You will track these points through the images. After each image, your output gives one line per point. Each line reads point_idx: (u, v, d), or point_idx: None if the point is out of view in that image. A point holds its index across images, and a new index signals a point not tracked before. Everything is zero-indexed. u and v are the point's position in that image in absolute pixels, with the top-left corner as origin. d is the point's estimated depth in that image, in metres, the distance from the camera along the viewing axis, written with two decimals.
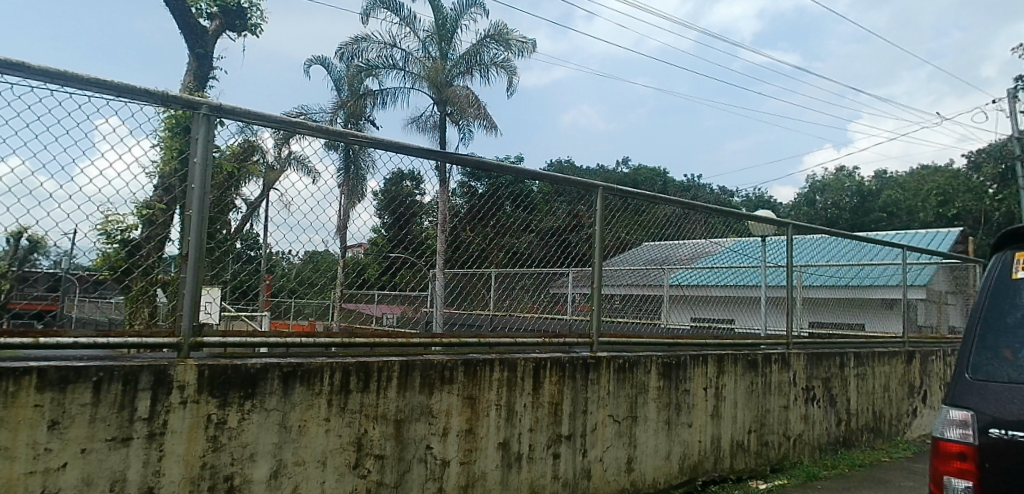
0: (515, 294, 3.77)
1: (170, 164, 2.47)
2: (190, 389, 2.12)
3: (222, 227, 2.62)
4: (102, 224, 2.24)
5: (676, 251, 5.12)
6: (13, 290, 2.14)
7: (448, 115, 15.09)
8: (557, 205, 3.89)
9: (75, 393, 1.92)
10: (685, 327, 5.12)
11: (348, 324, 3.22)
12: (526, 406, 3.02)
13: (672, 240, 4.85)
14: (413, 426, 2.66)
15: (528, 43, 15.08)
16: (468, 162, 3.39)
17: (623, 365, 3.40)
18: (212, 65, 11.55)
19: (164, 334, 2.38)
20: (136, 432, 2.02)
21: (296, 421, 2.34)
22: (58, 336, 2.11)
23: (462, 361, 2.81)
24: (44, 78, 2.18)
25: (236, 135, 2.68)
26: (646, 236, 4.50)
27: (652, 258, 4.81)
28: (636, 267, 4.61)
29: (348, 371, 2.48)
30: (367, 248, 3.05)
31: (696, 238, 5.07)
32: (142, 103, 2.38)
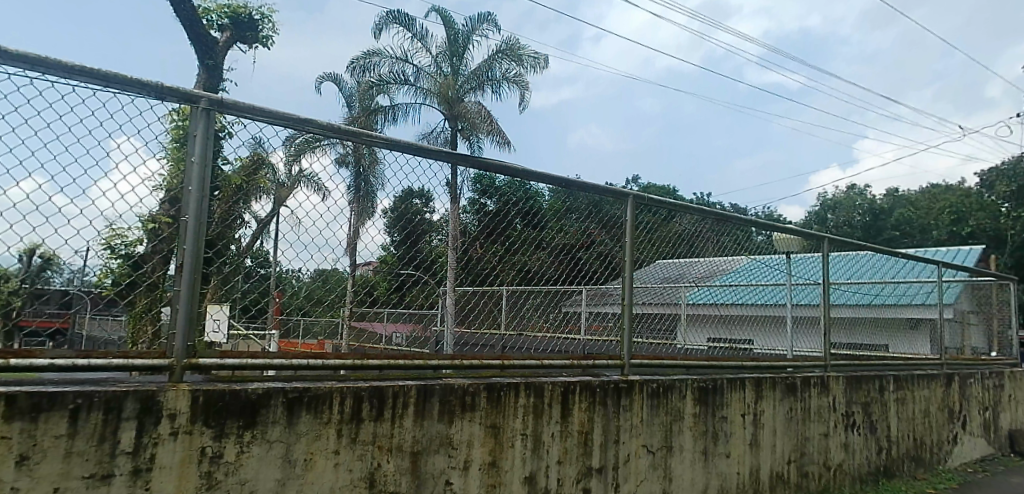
0: (523, 314, 3.61)
1: (177, 173, 2.27)
2: (183, 419, 1.87)
3: (232, 244, 2.44)
4: (107, 237, 2.04)
5: (690, 270, 4.68)
6: (26, 308, 1.95)
7: (458, 130, 14.95)
8: (570, 221, 3.57)
9: (49, 424, 1.67)
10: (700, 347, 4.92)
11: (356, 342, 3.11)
12: (554, 436, 2.74)
13: (684, 259, 4.44)
14: (431, 458, 2.39)
15: (540, 59, 15.00)
16: (479, 176, 3.18)
17: (657, 389, 3.14)
18: (219, 76, 11.43)
19: (155, 355, 2.10)
20: (118, 468, 1.76)
21: (301, 454, 2.08)
22: (32, 356, 1.86)
23: (485, 385, 2.55)
24: (22, 64, 1.91)
25: (244, 146, 2.42)
26: (656, 255, 4.18)
27: (665, 276, 4.51)
28: (650, 284, 4.29)
29: (360, 397, 2.22)
30: (376, 266, 2.76)
31: (709, 257, 4.60)
32: (134, 95, 2.14)
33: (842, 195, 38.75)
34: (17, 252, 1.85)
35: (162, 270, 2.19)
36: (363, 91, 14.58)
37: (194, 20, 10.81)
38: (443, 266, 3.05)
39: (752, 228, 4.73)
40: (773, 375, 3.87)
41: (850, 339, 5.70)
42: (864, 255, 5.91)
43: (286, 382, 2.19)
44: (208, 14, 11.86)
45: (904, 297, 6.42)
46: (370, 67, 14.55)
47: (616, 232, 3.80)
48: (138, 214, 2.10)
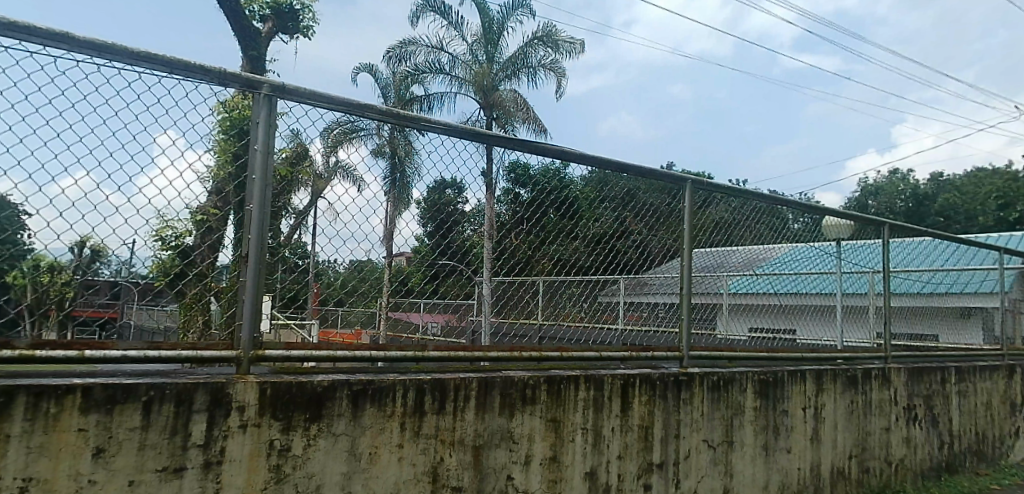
0: (559, 302, 3.54)
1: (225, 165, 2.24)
2: (251, 411, 1.85)
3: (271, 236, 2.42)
4: (159, 229, 2.06)
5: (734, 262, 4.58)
6: (77, 298, 1.96)
7: (495, 120, 14.88)
8: (604, 210, 3.49)
9: (123, 416, 1.66)
10: (742, 337, 4.73)
11: (394, 334, 3.18)
12: (614, 430, 2.68)
13: (721, 247, 4.25)
14: (493, 453, 2.34)
15: (578, 44, 14.86)
16: (514, 164, 3.12)
17: (717, 382, 3.06)
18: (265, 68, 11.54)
19: (222, 347, 2.09)
20: (190, 461, 1.75)
21: (366, 448, 2.05)
22: (106, 348, 1.85)
23: (546, 378, 2.49)
24: (90, 51, 1.90)
25: (285, 138, 2.42)
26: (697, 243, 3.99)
27: (705, 267, 4.23)
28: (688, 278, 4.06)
29: (423, 389, 2.18)
30: (410, 257, 2.75)
31: (748, 245, 4.42)
32: (196, 82, 2.14)
33: (884, 181, 37.68)
34: (72, 245, 1.85)
35: (211, 258, 2.22)
36: (400, 81, 14.59)
37: (238, 11, 10.91)
38: (478, 256, 3.01)
39: (789, 213, 4.52)
40: (833, 367, 3.74)
41: (908, 330, 5.52)
42: (926, 242, 5.73)
43: (348, 374, 2.17)
44: (252, 4, 11.95)
45: (968, 285, 6.21)
46: (407, 57, 14.56)
47: (659, 221, 3.72)
48: (189, 206, 2.12)
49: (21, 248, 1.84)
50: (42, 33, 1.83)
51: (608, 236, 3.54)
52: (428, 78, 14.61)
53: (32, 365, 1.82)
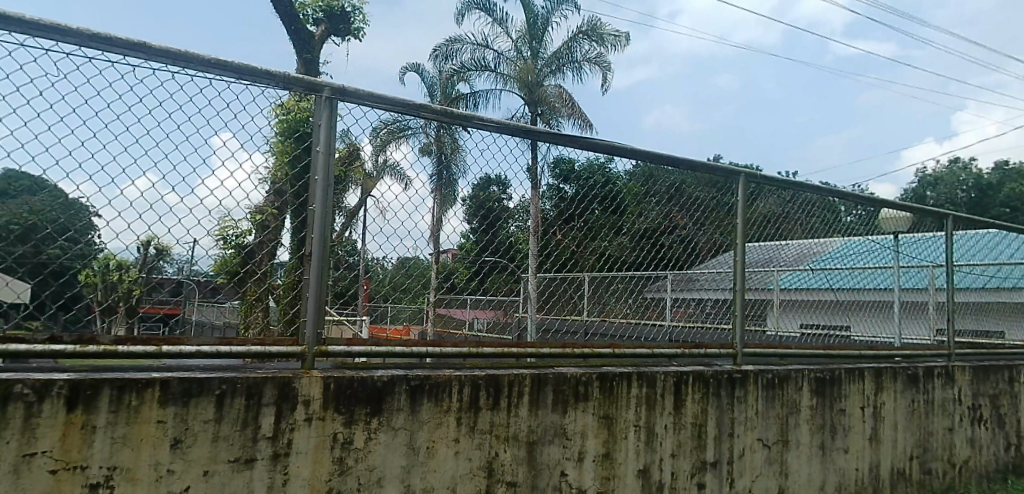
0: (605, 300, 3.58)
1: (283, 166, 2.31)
2: (316, 405, 1.92)
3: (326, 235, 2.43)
4: (220, 229, 2.13)
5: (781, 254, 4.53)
6: (144, 295, 2.16)
7: (540, 115, 14.87)
8: (651, 205, 3.43)
9: (198, 409, 1.75)
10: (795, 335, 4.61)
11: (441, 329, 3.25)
12: (667, 428, 2.67)
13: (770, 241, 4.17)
14: (546, 449, 2.36)
15: (623, 37, 14.72)
16: (559, 159, 3.10)
17: (772, 380, 3.01)
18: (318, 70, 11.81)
19: (287, 342, 2.18)
20: (260, 453, 1.83)
21: (424, 442, 2.10)
22: (181, 344, 1.95)
23: (598, 375, 2.50)
24: (164, 59, 2.01)
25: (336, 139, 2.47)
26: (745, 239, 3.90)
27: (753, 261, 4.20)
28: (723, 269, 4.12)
29: (477, 385, 2.22)
30: (456, 254, 2.78)
31: (797, 239, 4.33)
32: (263, 86, 2.23)
33: (944, 171, 36.08)
34: (136, 244, 1.95)
35: (269, 256, 2.29)
36: (446, 80, 14.71)
37: (293, 16, 11.18)
38: (522, 252, 3.02)
39: (844, 206, 4.29)
40: (893, 365, 3.62)
41: (973, 327, 5.30)
42: (988, 235, 5.51)
43: (405, 369, 2.23)
44: (305, 9, 12.28)
45: None
46: (453, 55, 14.68)
47: (706, 216, 3.65)
48: (248, 206, 2.20)
49: (91, 247, 1.95)
50: (122, 44, 1.93)
51: (651, 231, 3.47)
52: (474, 76, 14.70)
53: (113, 359, 1.93)
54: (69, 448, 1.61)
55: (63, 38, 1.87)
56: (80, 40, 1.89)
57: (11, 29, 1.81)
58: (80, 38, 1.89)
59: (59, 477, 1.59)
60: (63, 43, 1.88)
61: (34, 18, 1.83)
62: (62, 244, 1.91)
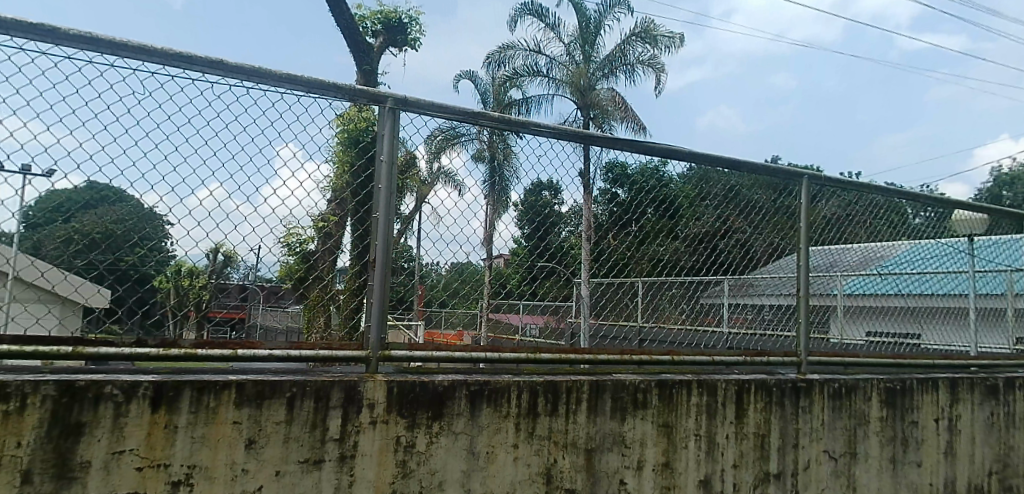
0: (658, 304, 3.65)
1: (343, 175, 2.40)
2: (380, 408, 1.97)
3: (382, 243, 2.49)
4: (285, 237, 2.22)
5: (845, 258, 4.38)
6: (212, 300, 2.21)
7: (592, 119, 14.81)
8: (705, 208, 3.37)
9: (271, 410, 1.82)
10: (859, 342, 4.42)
11: (494, 334, 3.29)
12: (729, 438, 2.61)
13: (833, 245, 4.01)
14: (605, 457, 2.35)
15: (677, 38, 14.52)
16: (612, 164, 3.08)
17: (839, 390, 2.90)
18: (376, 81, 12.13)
19: (353, 347, 2.25)
20: (328, 454, 1.89)
21: (484, 447, 2.12)
22: (255, 348, 2.04)
23: (657, 382, 2.47)
24: (240, 75, 2.11)
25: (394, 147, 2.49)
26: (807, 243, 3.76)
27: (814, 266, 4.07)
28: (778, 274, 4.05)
29: (536, 391, 2.23)
30: (509, 259, 2.81)
31: (860, 242, 4.19)
32: (330, 98, 2.32)
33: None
34: (208, 252, 2.07)
35: (330, 261, 2.39)
36: (499, 87, 14.85)
37: (353, 29, 11.49)
38: (575, 257, 3.04)
39: (911, 209, 4.12)
40: (970, 375, 3.43)
41: None
42: None
43: (466, 374, 2.26)
44: (365, 22, 12.66)
45: None
46: (506, 61, 14.80)
47: (763, 218, 3.55)
48: (311, 214, 2.28)
49: (167, 254, 2.05)
50: (201, 62, 2.05)
51: (709, 236, 3.40)
52: (526, 82, 14.79)
53: (192, 362, 2.03)
54: (154, 446, 1.70)
55: (148, 57, 2.00)
56: (164, 59, 2.01)
57: (102, 51, 1.95)
58: (164, 57, 2.01)
59: (145, 473, 1.69)
60: (148, 62, 2.00)
61: (123, 40, 1.96)
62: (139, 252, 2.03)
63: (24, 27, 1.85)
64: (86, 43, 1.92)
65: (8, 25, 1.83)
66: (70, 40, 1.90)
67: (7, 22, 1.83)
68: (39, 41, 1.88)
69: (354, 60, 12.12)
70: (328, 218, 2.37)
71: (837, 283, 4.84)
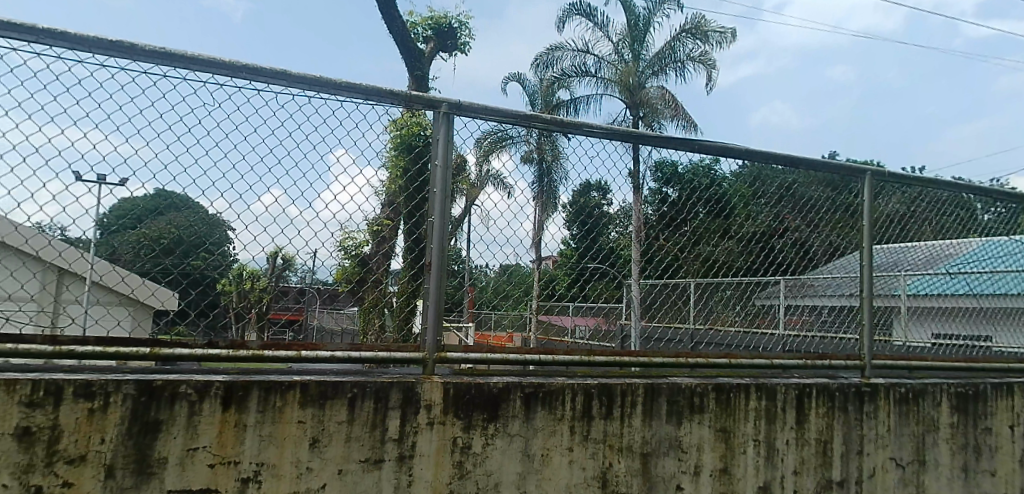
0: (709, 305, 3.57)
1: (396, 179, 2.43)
2: (437, 410, 2.00)
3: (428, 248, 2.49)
4: (341, 239, 2.28)
5: (906, 255, 4.24)
6: (273, 303, 2.23)
7: (641, 118, 14.63)
8: (757, 206, 3.26)
9: (333, 411, 1.88)
10: (923, 345, 4.20)
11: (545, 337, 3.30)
12: (789, 444, 2.54)
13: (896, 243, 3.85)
14: (661, 461, 2.32)
15: (729, 33, 14.22)
16: (661, 163, 3.02)
17: (906, 395, 2.78)
18: (428, 86, 12.31)
19: (410, 349, 2.29)
20: (387, 454, 1.93)
21: (539, 450, 2.13)
22: (317, 350, 2.11)
23: (714, 386, 2.42)
24: (302, 85, 2.19)
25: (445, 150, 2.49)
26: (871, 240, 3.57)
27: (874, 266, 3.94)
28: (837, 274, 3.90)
29: (590, 394, 2.23)
30: (558, 261, 2.81)
31: (924, 240, 4.02)
32: (387, 105, 2.38)
33: None
34: (267, 255, 2.11)
35: (383, 265, 2.42)
36: (547, 88, 14.84)
37: (405, 35, 11.69)
38: (624, 257, 3.00)
39: (982, 204, 3.93)
40: None
41: None
42: None
43: (520, 376, 2.27)
44: (416, 28, 12.86)
45: None
46: (554, 63, 14.77)
47: (821, 217, 3.41)
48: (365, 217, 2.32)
49: (227, 259, 2.11)
50: (266, 73, 2.13)
51: (763, 234, 3.29)
52: (574, 82, 14.74)
53: (258, 363, 2.11)
54: (225, 444, 1.78)
55: (217, 70, 2.08)
56: (231, 71, 2.10)
57: (174, 65, 2.04)
58: (232, 69, 2.10)
59: (217, 470, 1.77)
60: (217, 74, 2.09)
61: (194, 54, 2.05)
62: (206, 257, 2.12)
63: (105, 44, 1.96)
64: (160, 58, 2.02)
65: (90, 43, 1.95)
66: (146, 55, 2.00)
67: (90, 40, 1.94)
68: (119, 58, 1.99)
69: (406, 66, 12.32)
70: (383, 222, 2.42)
71: (900, 282, 4.65)
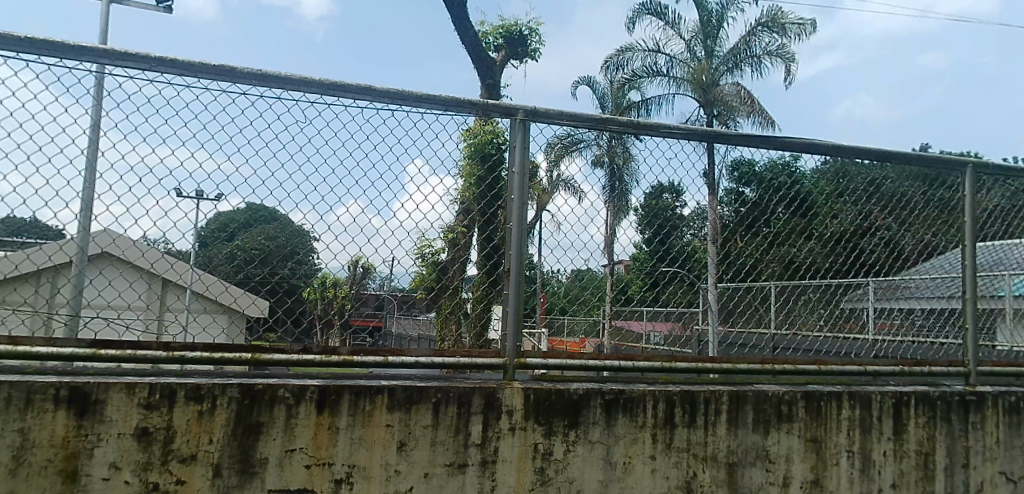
0: (795, 312, 3.37)
1: (470, 187, 2.46)
2: (518, 415, 2.02)
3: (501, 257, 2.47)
4: (417, 248, 2.34)
5: (1013, 253, 3.93)
6: (353, 310, 2.32)
7: (715, 117, 14.23)
8: (843, 204, 3.09)
9: (419, 415, 1.93)
10: None
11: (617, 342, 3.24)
12: (886, 455, 2.40)
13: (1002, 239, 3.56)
14: (748, 472, 2.25)
15: (808, 25, 13.66)
16: (738, 162, 2.91)
17: (1018, 404, 2.57)
18: (500, 94, 12.46)
19: (491, 355, 2.32)
20: (471, 459, 1.97)
21: (621, 458, 2.11)
22: (403, 355, 2.18)
23: (803, 394, 2.32)
24: (385, 99, 2.26)
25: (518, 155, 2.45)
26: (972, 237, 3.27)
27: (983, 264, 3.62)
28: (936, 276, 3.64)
29: (673, 401, 2.18)
30: (629, 264, 2.77)
31: None
32: (465, 115, 2.43)
33: None
34: (348, 263, 2.20)
35: (458, 271, 2.47)
36: (618, 90, 14.71)
37: (477, 45, 11.87)
38: (701, 262, 2.91)
39: None
40: None
41: None
42: None
43: (601, 382, 2.26)
44: (487, 37, 13.05)
45: None
46: (625, 63, 14.61)
47: (911, 214, 3.21)
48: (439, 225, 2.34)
49: (313, 268, 2.21)
50: (353, 89, 2.22)
51: (846, 234, 3.11)
52: (646, 82, 14.55)
53: (346, 369, 2.20)
54: (320, 446, 1.86)
55: (308, 88, 2.19)
56: (321, 89, 2.20)
57: (270, 85, 2.16)
58: (321, 87, 2.20)
59: (312, 471, 1.85)
60: (308, 92, 2.19)
61: (286, 74, 2.17)
62: (294, 266, 2.22)
63: (209, 69, 2.10)
64: (256, 79, 2.14)
65: (196, 69, 2.09)
66: (245, 78, 2.13)
67: (195, 66, 2.09)
68: (220, 81, 2.12)
69: (478, 75, 12.51)
70: (455, 228, 2.42)
71: (1006, 282, 4.31)
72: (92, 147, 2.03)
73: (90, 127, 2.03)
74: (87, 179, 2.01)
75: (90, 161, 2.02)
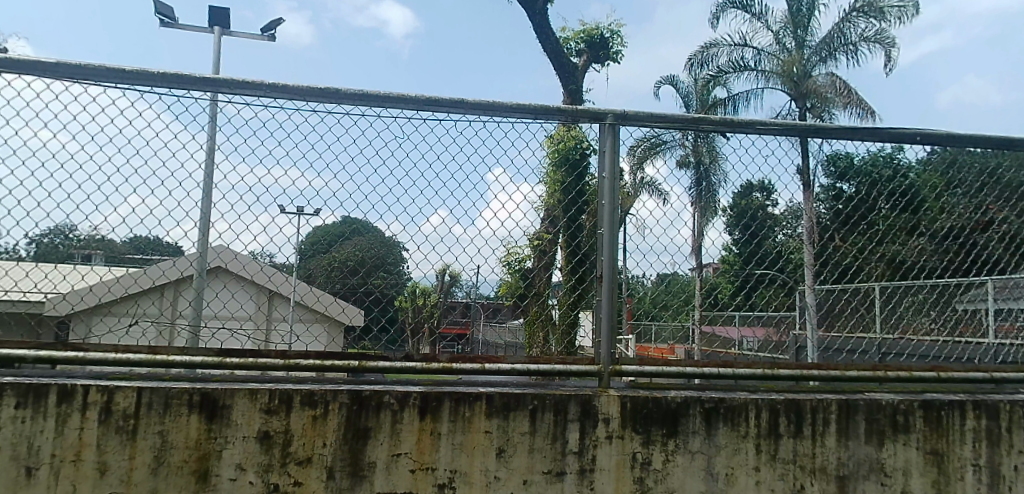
0: None
1: (554, 195, 2.48)
2: (615, 423, 2.01)
3: (590, 265, 2.47)
4: (505, 257, 2.36)
5: None
6: (443, 319, 2.37)
7: (808, 110, 13.54)
8: (955, 196, 2.86)
9: (516, 422, 1.95)
10: None
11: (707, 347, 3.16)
12: (1020, 471, 2.19)
13: None
14: (861, 486, 2.12)
15: (910, 6, 12.76)
16: (835, 156, 2.78)
17: None
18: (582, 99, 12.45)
19: (586, 362, 2.30)
20: (569, 466, 1.97)
21: (723, 468, 2.05)
22: (498, 363, 2.22)
23: (921, 402, 2.16)
24: (477, 111, 2.32)
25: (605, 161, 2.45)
26: None
27: None
28: None
29: (776, 410, 2.10)
30: (719, 269, 2.64)
31: None
32: (552, 122, 2.45)
33: None
34: (436, 272, 2.26)
35: (545, 277, 2.49)
36: (702, 88, 14.30)
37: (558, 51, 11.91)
38: (793, 261, 2.78)
39: None
40: None
41: None
42: None
43: (701, 390, 2.20)
44: (568, 43, 13.07)
45: None
46: (709, 60, 14.20)
47: None
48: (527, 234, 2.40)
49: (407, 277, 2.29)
50: (447, 103, 2.29)
51: (963, 230, 2.87)
52: (732, 78, 14.09)
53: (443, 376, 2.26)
54: (423, 451, 1.92)
55: (404, 104, 2.28)
56: (417, 105, 2.28)
57: (371, 105, 2.27)
58: (417, 104, 2.28)
59: (416, 475, 1.91)
60: (404, 109, 2.28)
61: (384, 93, 2.26)
62: (384, 277, 2.30)
63: (315, 92, 2.23)
64: (358, 99, 2.25)
65: (303, 93, 2.23)
66: (347, 98, 2.25)
67: (302, 90, 2.22)
68: (324, 102, 2.25)
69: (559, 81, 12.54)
70: (542, 236, 2.47)
71: None
72: (211, 170, 2.20)
73: (210, 152, 2.20)
74: (209, 200, 2.18)
75: (211, 183, 2.19)
